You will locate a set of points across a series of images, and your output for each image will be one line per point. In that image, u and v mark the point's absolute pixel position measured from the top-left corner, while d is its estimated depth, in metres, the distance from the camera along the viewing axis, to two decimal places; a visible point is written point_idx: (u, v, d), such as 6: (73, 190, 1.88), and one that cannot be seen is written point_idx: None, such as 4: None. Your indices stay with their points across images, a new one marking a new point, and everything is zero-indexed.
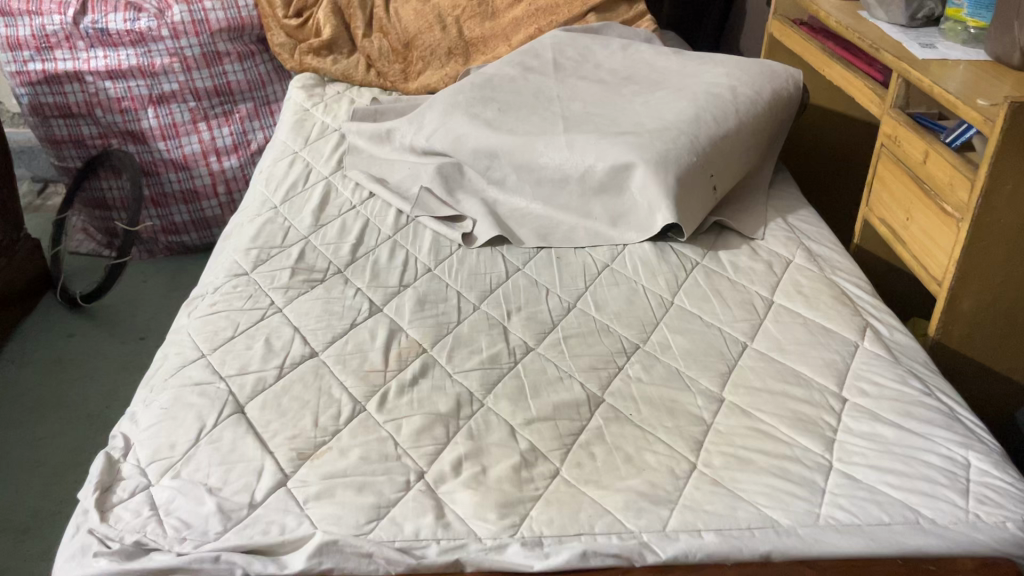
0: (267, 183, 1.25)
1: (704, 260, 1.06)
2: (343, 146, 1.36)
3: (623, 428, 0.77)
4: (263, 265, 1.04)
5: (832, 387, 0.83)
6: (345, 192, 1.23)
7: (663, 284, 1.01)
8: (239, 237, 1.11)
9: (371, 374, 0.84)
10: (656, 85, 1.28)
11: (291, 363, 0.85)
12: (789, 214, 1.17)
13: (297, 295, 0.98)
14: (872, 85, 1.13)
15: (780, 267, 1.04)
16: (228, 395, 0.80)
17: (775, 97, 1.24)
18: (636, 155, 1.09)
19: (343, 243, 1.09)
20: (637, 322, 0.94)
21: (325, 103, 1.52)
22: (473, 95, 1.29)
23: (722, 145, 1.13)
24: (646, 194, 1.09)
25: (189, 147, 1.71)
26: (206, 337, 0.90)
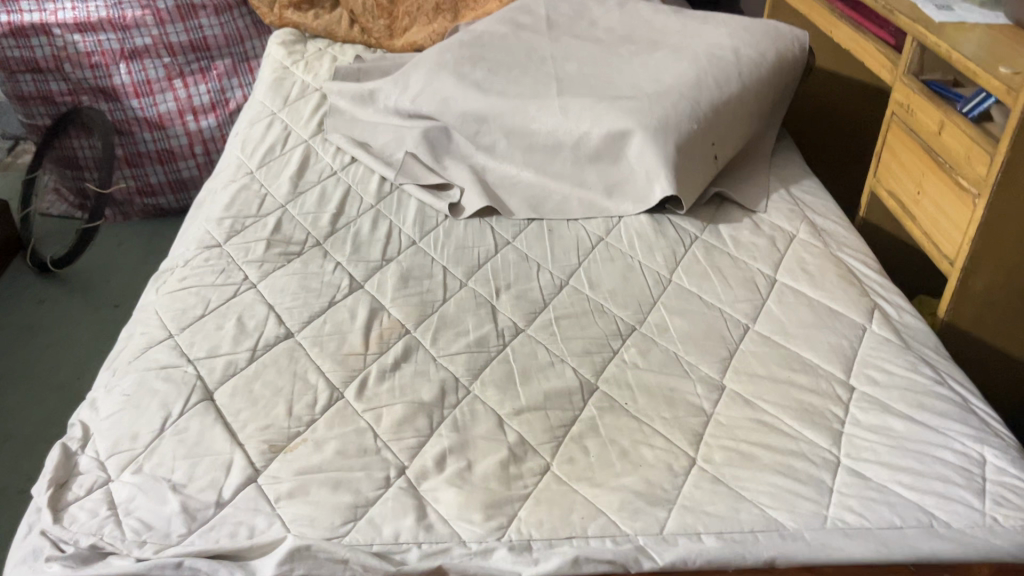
0: (242, 146, 1.19)
1: (703, 235, 1.01)
2: (324, 107, 1.29)
3: (618, 420, 0.73)
4: (237, 236, 0.98)
5: (840, 374, 0.78)
6: (325, 157, 1.17)
7: (661, 261, 0.96)
8: (212, 205, 1.05)
9: (350, 358, 0.79)
10: (655, 45, 1.21)
11: (264, 345, 0.80)
12: (792, 184, 1.12)
13: (272, 270, 0.92)
14: (884, 49, 1.06)
15: (783, 242, 0.99)
16: (196, 380, 0.75)
17: (781, 59, 1.17)
18: (633, 121, 1.03)
19: (323, 213, 1.03)
20: (633, 301, 0.89)
21: (305, 60, 1.44)
22: (461, 54, 1.22)
23: (724, 112, 1.07)
24: (644, 162, 1.03)
25: (164, 106, 1.64)
26: (174, 316, 0.84)
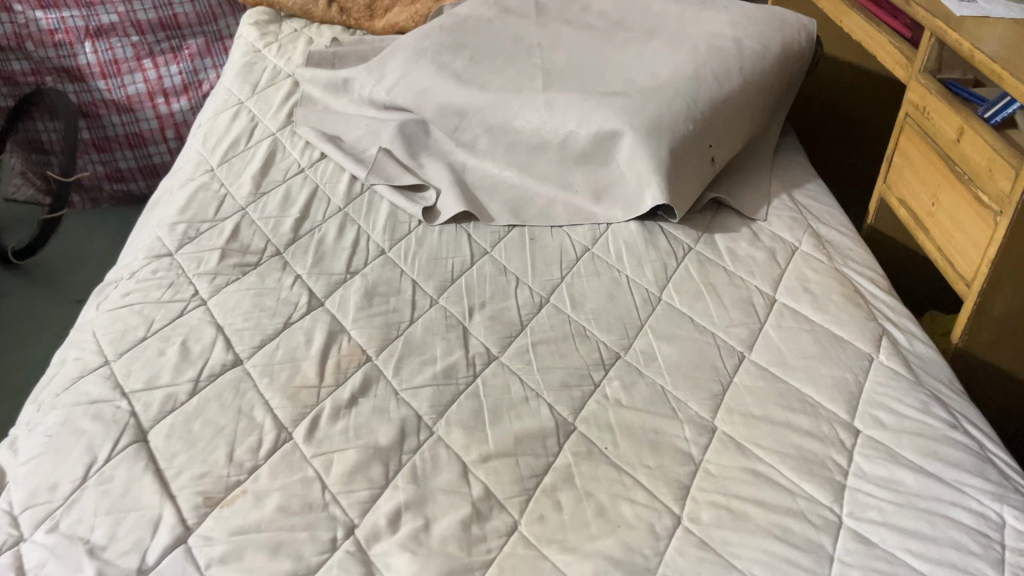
0: (204, 139, 1.10)
1: (698, 246, 0.93)
2: (295, 95, 1.21)
3: (597, 469, 0.65)
4: (189, 244, 0.90)
5: (843, 416, 0.71)
6: (292, 152, 1.08)
7: (651, 277, 0.88)
8: (165, 208, 0.97)
9: (302, 393, 0.71)
10: (651, 33, 1.12)
11: (208, 375, 0.73)
12: (796, 188, 1.04)
13: (225, 284, 0.84)
14: (898, 43, 0.97)
15: (784, 256, 0.91)
16: (128, 418, 0.67)
17: (786, 50, 1.09)
18: (623, 121, 0.94)
19: (285, 218, 0.95)
20: (618, 324, 0.81)
21: (279, 42, 1.35)
22: (441, 40, 1.13)
23: (723, 110, 0.99)
24: (634, 167, 0.94)
25: (132, 87, 1.56)
26: (111, 339, 0.76)
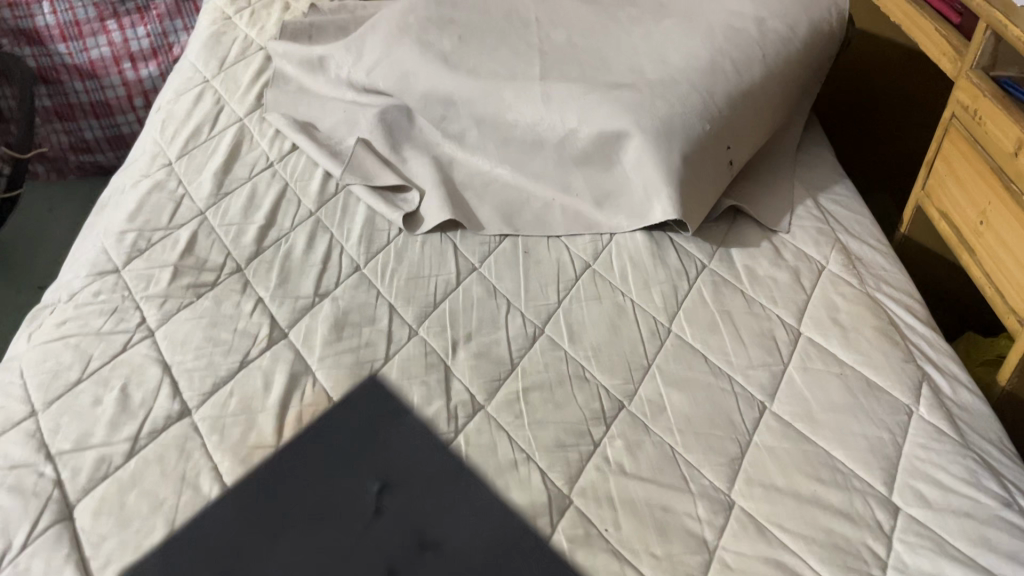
0: (163, 126, 0.99)
1: (712, 263, 0.83)
2: (267, 72, 1.09)
3: (596, 559, 0.56)
4: (138, 259, 0.80)
5: (881, 489, 0.62)
6: (260, 142, 0.97)
7: (659, 302, 0.78)
8: (113, 213, 0.86)
9: (256, 454, 0.62)
10: (662, 9, 0.99)
11: (150, 432, 0.63)
12: (821, 192, 0.93)
13: (176, 310, 0.74)
14: (946, 32, 0.85)
15: (809, 279, 0.81)
16: (51, 490, 0.59)
17: (814, 33, 0.97)
18: (631, 120, 0.83)
19: (248, 225, 0.84)
20: (622, 364, 0.71)
21: (251, 9, 1.22)
22: (427, 15, 1.00)
23: (742, 106, 0.87)
24: (642, 173, 0.83)
25: (96, 51, 1.42)
26: (40, 383, 0.67)
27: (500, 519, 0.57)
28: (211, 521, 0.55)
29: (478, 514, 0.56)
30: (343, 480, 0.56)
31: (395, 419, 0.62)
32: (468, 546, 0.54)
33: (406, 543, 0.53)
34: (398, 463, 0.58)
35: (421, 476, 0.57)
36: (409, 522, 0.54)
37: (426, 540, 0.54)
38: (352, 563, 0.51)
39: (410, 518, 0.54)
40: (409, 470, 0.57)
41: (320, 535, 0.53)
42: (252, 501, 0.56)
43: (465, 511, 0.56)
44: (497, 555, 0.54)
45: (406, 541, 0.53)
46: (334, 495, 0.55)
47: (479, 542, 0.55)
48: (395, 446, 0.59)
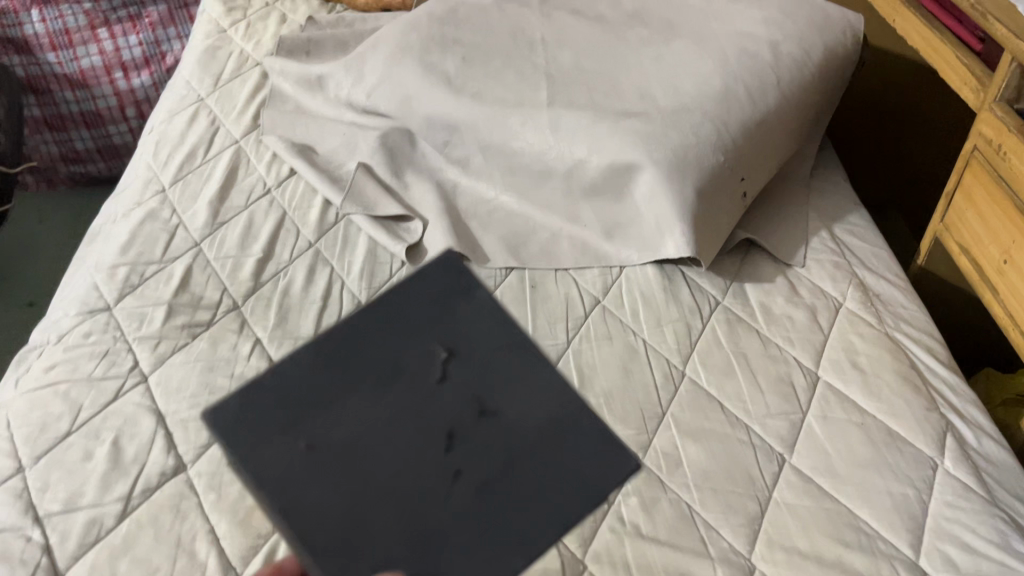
0: (156, 149, 0.96)
1: (726, 300, 0.80)
2: (264, 90, 1.05)
3: None
4: (130, 296, 0.77)
5: (907, 552, 0.60)
6: (257, 166, 0.94)
7: (672, 343, 0.75)
8: (104, 244, 0.83)
9: (255, 515, 0.59)
10: (672, 29, 0.96)
11: (143, 490, 0.61)
12: (835, 221, 0.90)
13: (170, 353, 0.71)
14: (969, 61, 0.82)
15: (826, 318, 0.78)
16: (39, 557, 0.57)
17: (829, 56, 0.94)
18: (642, 152, 0.80)
19: (246, 258, 0.81)
20: (635, 413, 0.69)
21: (247, 21, 1.18)
22: (430, 33, 0.97)
23: (757, 135, 0.85)
24: (654, 206, 0.81)
25: (87, 60, 1.38)
26: (28, 436, 0.64)
27: (555, 390, 0.47)
28: (293, 373, 0.46)
29: (543, 389, 0.47)
30: (416, 316, 0.49)
31: (455, 303, 0.50)
32: (528, 420, 0.46)
33: (429, 355, 0.48)
34: (467, 331, 0.49)
35: (480, 307, 0.50)
36: (474, 380, 0.47)
37: (453, 345, 0.48)
38: (410, 476, 0.44)
39: (480, 377, 0.47)
40: (480, 344, 0.48)
41: (375, 372, 0.47)
42: (344, 350, 0.48)
43: (525, 395, 0.47)
44: (557, 426, 0.46)
45: (465, 408, 0.46)
46: (410, 362, 0.47)
47: (535, 421, 0.46)
48: (463, 314, 0.49)
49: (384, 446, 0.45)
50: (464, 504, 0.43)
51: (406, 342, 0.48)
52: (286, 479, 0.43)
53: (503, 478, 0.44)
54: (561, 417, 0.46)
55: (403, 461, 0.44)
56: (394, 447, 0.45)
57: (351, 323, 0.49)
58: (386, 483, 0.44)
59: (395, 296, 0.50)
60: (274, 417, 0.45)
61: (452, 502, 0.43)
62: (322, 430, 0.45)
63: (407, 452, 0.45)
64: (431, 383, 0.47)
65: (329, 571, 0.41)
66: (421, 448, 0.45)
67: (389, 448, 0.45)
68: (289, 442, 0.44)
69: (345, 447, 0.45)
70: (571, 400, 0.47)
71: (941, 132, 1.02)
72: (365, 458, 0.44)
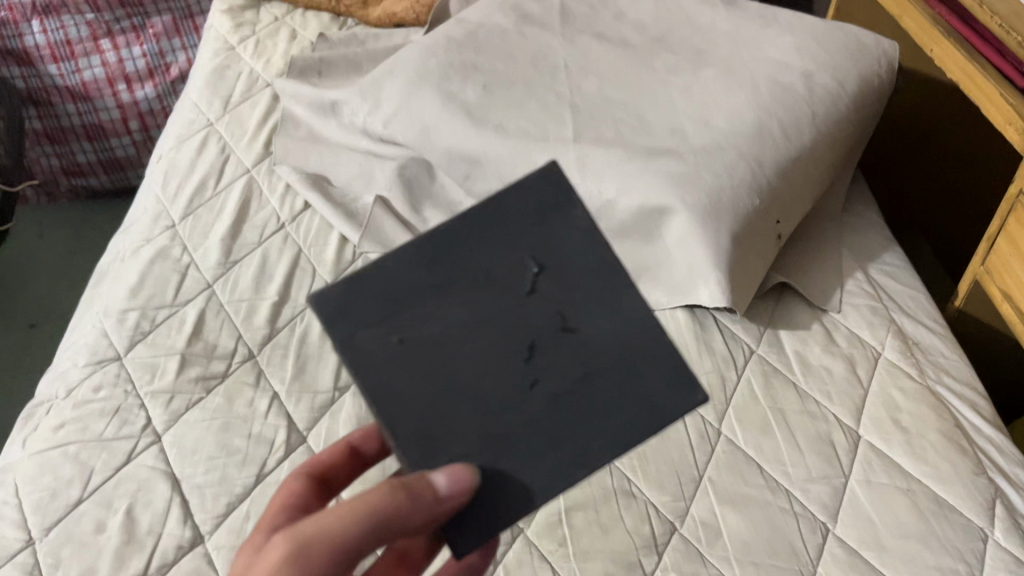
0: (165, 179, 0.92)
1: (761, 349, 0.77)
2: (275, 113, 1.02)
3: None
4: (141, 344, 0.73)
5: None
6: (270, 199, 0.90)
7: (707, 397, 0.72)
8: (113, 286, 0.80)
9: None
10: (700, 56, 0.93)
11: (160, 566, 0.59)
12: (869, 260, 0.87)
13: (184, 409, 0.68)
14: (1015, 102, 0.78)
15: (865, 369, 0.75)
16: None
17: (863, 86, 0.90)
18: (674, 196, 0.77)
19: (260, 301, 0.78)
20: (670, 476, 0.66)
21: (256, 38, 1.15)
22: (449, 59, 0.93)
23: (791, 174, 0.81)
24: (686, 250, 0.77)
25: (89, 72, 1.34)
26: (38, 504, 0.62)
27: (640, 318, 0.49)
28: (398, 272, 0.48)
29: (629, 310, 0.49)
30: (518, 206, 0.50)
31: (556, 218, 0.50)
32: (608, 338, 0.48)
33: (521, 271, 0.49)
34: (562, 241, 0.49)
35: (574, 228, 0.50)
36: (560, 296, 0.48)
37: (544, 261, 0.49)
38: (491, 373, 0.47)
39: (566, 295, 0.48)
40: (572, 257, 0.49)
41: (468, 273, 0.48)
42: (443, 251, 0.49)
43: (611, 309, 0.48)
44: (628, 354, 0.48)
45: (549, 321, 0.48)
46: (500, 261, 0.49)
47: (615, 339, 0.48)
48: (555, 234, 0.50)
49: (470, 352, 0.47)
50: (539, 414, 0.46)
51: (502, 248, 0.49)
52: (382, 370, 0.46)
53: (577, 393, 0.47)
54: (636, 343, 0.48)
55: (486, 364, 0.47)
56: (480, 352, 0.47)
57: (463, 220, 0.50)
58: (469, 386, 0.47)
59: (499, 199, 0.50)
60: (375, 309, 0.47)
61: (526, 412, 0.46)
62: (416, 329, 0.47)
63: (491, 357, 0.47)
64: (514, 294, 0.48)
65: (413, 457, 0.45)
66: (505, 355, 0.47)
67: (474, 352, 0.47)
68: (382, 338, 0.46)
69: (433, 346, 0.47)
70: (649, 330, 0.48)
71: (976, 162, 0.98)
72: (455, 360, 0.47)
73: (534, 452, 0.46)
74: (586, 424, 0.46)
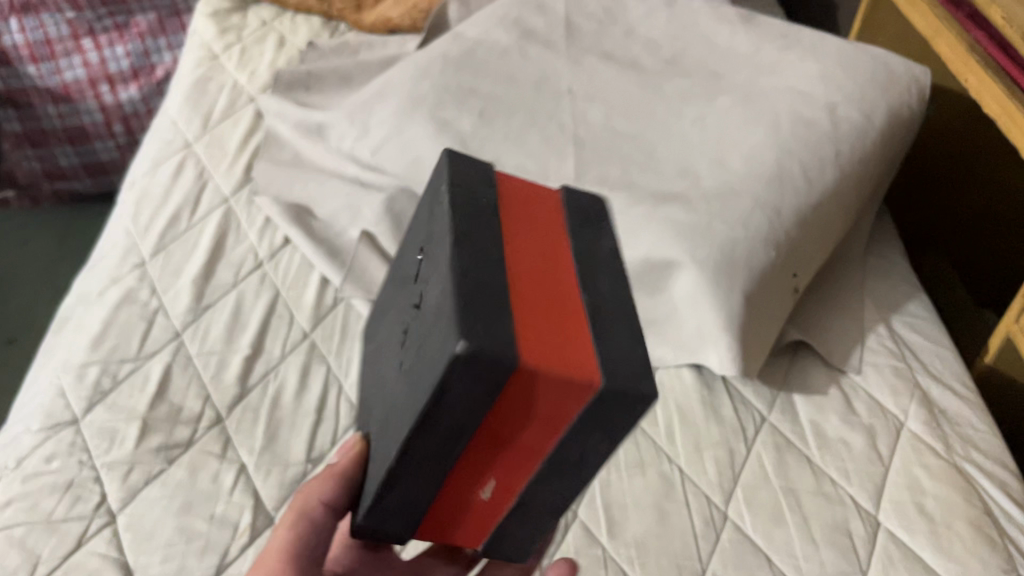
0: (137, 209, 0.86)
1: (773, 416, 0.71)
2: (260, 133, 0.96)
3: None
4: (101, 405, 0.68)
5: None
6: (248, 232, 0.84)
7: (713, 475, 0.67)
8: (75, 335, 0.74)
9: None
10: (715, 82, 0.85)
11: None
12: (894, 309, 0.80)
13: (143, 484, 0.63)
14: None
15: (887, 443, 0.69)
16: None
17: (894, 118, 0.82)
18: (682, 250, 0.70)
19: (232, 354, 0.72)
20: (671, 570, 0.61)
21: (242, 45, 1.08)
22: (445, 81, 0.86)
23: (811, 223, 0.74)
24: (694, 309, 0.70)
25: (70, 73, 1.29)
26: None
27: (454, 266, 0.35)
28: (389, 293, 0.51)
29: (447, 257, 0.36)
30: (432, 188, 0.45)
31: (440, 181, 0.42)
32: (432, 301, 0.37)
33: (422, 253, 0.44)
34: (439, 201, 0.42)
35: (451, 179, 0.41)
36: (427, 265, 0.41)
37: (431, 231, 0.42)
38: (388, 370, 0.43)
39: (430, 261, 0.40)
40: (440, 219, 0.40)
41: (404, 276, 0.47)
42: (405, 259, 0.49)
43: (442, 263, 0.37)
44: (436, 316, 0.35)
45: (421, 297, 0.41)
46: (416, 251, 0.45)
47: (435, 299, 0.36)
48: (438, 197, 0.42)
49: (387, 355, 0.45)
50: (393, 404, 0.40)
51: (420, 236, 0.45)
52: (370, 377, 0.50)
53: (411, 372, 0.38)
54: (442, 295, 0.35)
55: (388, 362, 0.44)
56: (389, 353, 0.45)
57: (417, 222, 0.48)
58: (381, 385, 0.45)
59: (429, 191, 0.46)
60: (378, 330, 0.52)
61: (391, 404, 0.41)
62: (381, 337, 0.49)
63: (392, 353, 0.44)
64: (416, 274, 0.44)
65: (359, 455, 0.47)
66: (397, 348, 0.43)
67: (388, 352, 0.45)
68: (376, 348, 0.51)
69: (383, 352, 0.48)
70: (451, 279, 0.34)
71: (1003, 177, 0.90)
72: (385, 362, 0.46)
73: (382, 438, 0.40)
74: (402, 409, 0.37)
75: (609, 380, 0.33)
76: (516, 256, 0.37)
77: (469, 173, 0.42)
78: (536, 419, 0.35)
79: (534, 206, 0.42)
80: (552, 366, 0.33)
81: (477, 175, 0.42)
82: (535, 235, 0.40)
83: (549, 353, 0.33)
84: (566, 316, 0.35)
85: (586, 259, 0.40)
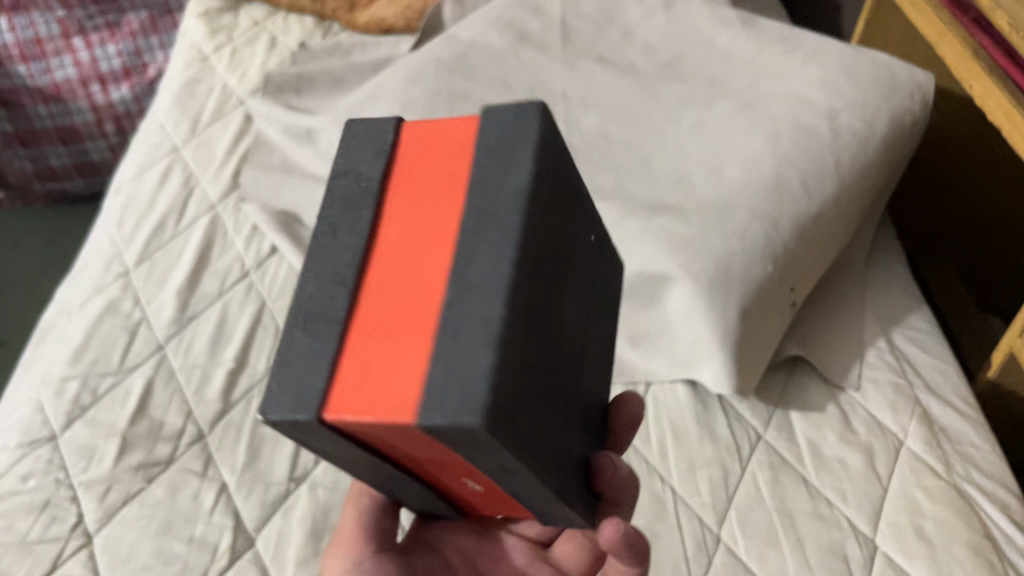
0: (123, 217, 0.85)
1: (768, 434, 0.69)
2: (249, 136, 0.93)
3: None
4: (81, 421, 0.66)
5: None
6: (235, 240, 0.82)
7: (706, 497, 0.65)
8: (56, 347, 0.73)
9: None
10: (714, 87, 0.83)
11: None
12: (896, 322, 0.78)
13: (121, 504, 0.61)
14: None
15: (886, 463, 0.67)
16: None
17: (896, 125, 0.80)
18: (676, 264, 0.68)
19: (216, 367, 0.71)
20: None
21: (233, 46, 1.06)
22: (436, 87, 0.84)
23: (810, 235, 0.72)
24: (688, 324, 0.69)
25: (61, 73, 1.28)
26: None
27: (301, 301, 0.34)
28: None
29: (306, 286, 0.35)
30: None
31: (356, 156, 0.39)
32: None
33: None
34: None
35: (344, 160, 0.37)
36: None
37: None
38: None
39: None
40: None
41: None
42: None
43: None
44: None
45: None
46: None
47: None
48: None
49: None
50: None
51: None
52: None
53: None
54: None
55: None
56: None
57: None
58: None
59: None
60: None
61: None
62: None
63: None
64: None
65: None
66: None
67: None
68: None
69: None
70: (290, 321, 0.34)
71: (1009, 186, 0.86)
72: None
73: None
74: None
75: (417, 413, 0.29)
76: (377, 265, 0.34)
77: (362, 142, 0.38)
78: (404, 444, 0.32)
79: (439, 164, 0.36)
80: (358, 414, 0.30)
81: (370, 145, 0.37)
82: (419, 215, 0.35)
83: (358, 394, 0.31)
84: (407, 333, 0.31)
85: (470, 223, 0.33)
